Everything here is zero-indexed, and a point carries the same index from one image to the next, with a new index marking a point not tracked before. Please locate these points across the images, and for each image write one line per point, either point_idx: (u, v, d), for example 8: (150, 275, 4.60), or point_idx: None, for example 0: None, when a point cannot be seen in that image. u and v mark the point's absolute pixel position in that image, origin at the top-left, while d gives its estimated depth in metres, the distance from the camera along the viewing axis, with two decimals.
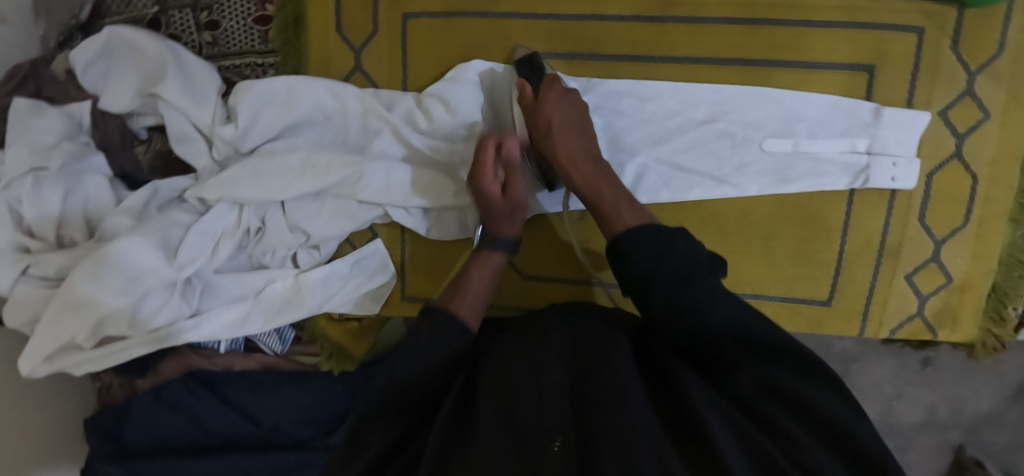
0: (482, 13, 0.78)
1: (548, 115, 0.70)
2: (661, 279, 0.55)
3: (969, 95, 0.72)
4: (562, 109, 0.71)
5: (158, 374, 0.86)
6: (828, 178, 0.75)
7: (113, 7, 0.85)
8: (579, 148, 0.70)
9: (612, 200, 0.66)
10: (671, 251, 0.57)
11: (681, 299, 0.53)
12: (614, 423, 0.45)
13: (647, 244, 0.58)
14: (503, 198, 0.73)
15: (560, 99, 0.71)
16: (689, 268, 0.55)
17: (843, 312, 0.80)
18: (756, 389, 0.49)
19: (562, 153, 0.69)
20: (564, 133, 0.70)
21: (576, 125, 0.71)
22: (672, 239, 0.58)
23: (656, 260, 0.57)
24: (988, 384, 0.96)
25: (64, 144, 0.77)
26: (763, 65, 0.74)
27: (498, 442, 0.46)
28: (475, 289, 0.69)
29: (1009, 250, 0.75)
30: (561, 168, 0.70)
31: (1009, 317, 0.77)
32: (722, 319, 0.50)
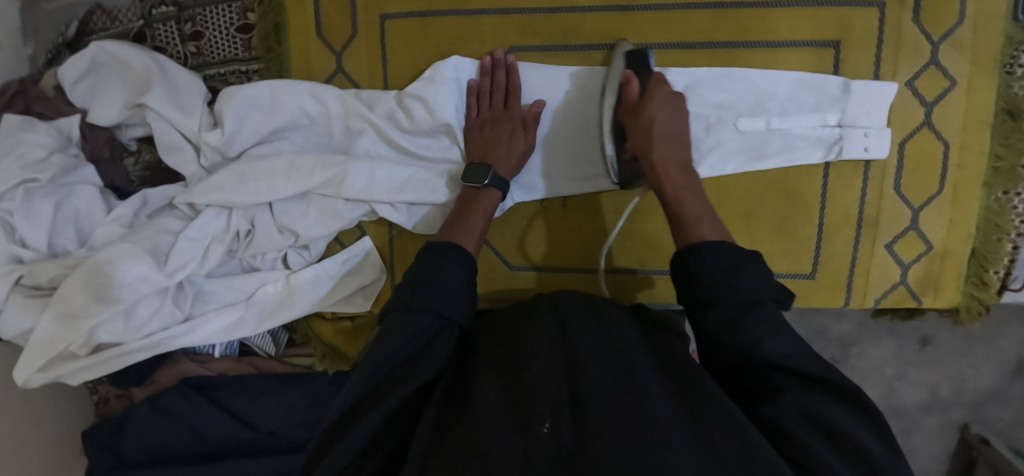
0: (456, 11, 0.80)
1: (652, 114, 0.68)
2: (723, 300, 0.55)
3: (934, 65, 0.74)
4: (665, 110, 0.68)
5: (154, 383, 0.88)
6: (803, 152, 0.77)
7: (99, 24, 0.87)
8: (674, 154, 0.68)
9: (693, 211, 0.64)
10: (727, 269, 0.57)
11: (739, 323, 0.54)
12: (616, 417, 0.49)
13: (718, 262, 0.57)
14: (510, 148, 0.77)
15: (665, 101, 0.69)
16: (754, 295, 0.55)
17: (827, 285, 0.81)
18: (789, 409, 0.51)
19: (656, 157, 0.67)
20: (664, 137, 0.67)
21: (676, 133, 0.69)
22: (744, 263, 0.57)
23: (721, 281, 0.56)
24: (988, 360, 0.96)
25: (54, 156, 0.79)
26: (730, 46, 0.76)
27: (504, 422, 0.51)
28: (481, 213, 0.74)
29: (985, 214, 0.77)
30: (655, 173, 0.67)
31: (990, 281, 0.79)
32: (769, 352, 0.52)
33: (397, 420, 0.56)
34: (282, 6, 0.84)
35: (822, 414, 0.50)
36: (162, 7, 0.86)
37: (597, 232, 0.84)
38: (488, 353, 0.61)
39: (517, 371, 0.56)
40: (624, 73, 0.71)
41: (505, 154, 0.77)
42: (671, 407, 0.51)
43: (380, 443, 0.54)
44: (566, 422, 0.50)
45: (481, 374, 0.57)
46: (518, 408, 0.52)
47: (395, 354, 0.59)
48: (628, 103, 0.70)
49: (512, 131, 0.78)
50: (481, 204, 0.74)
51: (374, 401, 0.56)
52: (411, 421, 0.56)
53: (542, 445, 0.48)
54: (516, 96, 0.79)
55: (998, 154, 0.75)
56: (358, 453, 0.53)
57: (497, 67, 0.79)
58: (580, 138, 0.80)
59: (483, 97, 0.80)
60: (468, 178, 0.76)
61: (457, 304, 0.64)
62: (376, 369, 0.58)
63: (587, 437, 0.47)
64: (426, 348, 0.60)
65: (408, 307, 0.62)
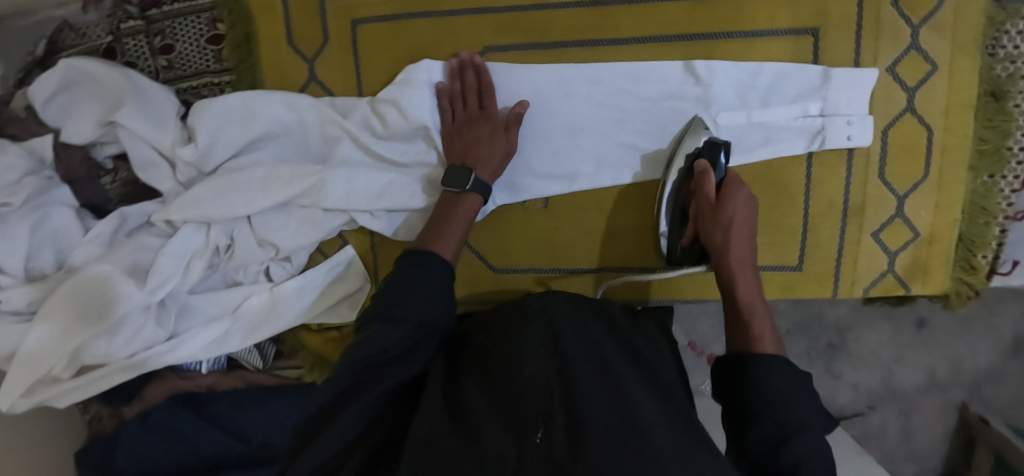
0: (427, 13, 0.79)
1: (733, 215, 0.69)
2: (772, 417, 0.55)
3: (915, 49, 0.73)
4: (744, 211, 0.69)
5: (143, 401, 0.86)
6: (785, 143, 0.76)
7: (68, 41, 0.86)
8: (746, 254, 0.68)
9: (760, 327, 0.63)
10: (779, 387, 0.56)
11: (785, 443, 0.53)
12: (600, 422, 0.48)
13: (779, 383, 0.57)
14: (490, 150, 0.75)
15: (743, 202, 0.70)
16: (805, 418, 0.55)
17: (815, 275, 0.80)
18: None
19: (732, 255, 0.68)
20: (741, 238, 0.68)
21: (750, 233, 0.70)
22: (801, 385, 0.57)
23: (779, 402, 0.55)
24: (985, 340, 0.96)
25: (27, 179, 0.77)
26: (706, 38, 0.75)
27: (496, 431, 0.49)
28: (460, 220, 0.73)
29: (971, 198, 0.76)
30: (727, 271, 0.67)
31: (979, 265, 0.78)
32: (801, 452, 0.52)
33: (376, 423, 0.56)
34: (251, 15, 0.82)
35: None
36: (130, 21, 0.84)
37: (584, 231, 0.83)
38: (478, 364, 0.60)
39: (503, 377, 0.56)
40: (700, 163, 0.71)
41: (487, 154, 0.75)
42: (660, 424, 0.50)
43: (359, 443, 0.55)
44: (559, 431, 0.48)
45: (467, 385, 0.57)
46: (510, 417, 0.51)
47: (378, 354, 0.58)
48: (706, 202, 0.70)
49: (492, 131, 0.76)
50: (462, 209, 0.73)
51: (353, 397, 0.56)
52: (393, 420, 0.57)
53: (534, 456, 0.46)
54: (487, 96, 0.78)
55: (982, 136, 0.74)
56: (337, 452, 0.54)
57: (465, 69, 0.78)
58: (561, 138, 0.79)
59: (457, 100, 0.79)
60: (447, 182, 0.74)
61: (436, 312, 0.63)
62: (354, 368, 0.57)
63: (581, 446, 0.46)
64: (408, 352, 0.60)
65: (389, 319, 0.61)
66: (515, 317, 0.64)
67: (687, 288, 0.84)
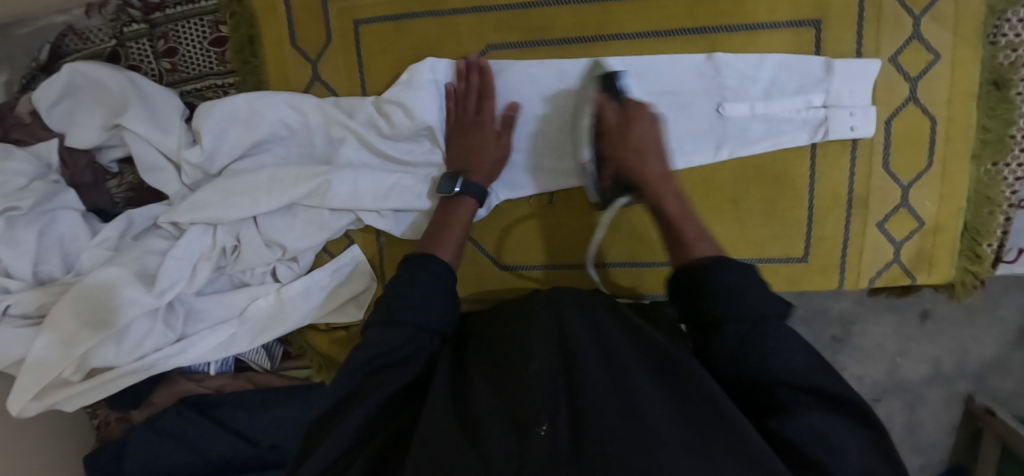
0: (429, 12, 0.79)
1: (642, 134, 0.68)
2: (736, 315, 0.54)
3: (917, 40, 0.73)
4: (651, 129, 0.69)
5: (152, 404, 0.88)
6: (787, 135, 0.76)
7: (72, 46, 0.86)
8: (663, 169, 0.68)
9: (693, 231, 0.64)
10: (744, 286, 0.55)
11: (752, 340, 0.53)
12: (597, 407, 0.49)
13: (735, 277, 0.56)
14: (492, 152, 0.77)
15: (648, 122, 0.69)
16: (763, 310, 0.54)
17: (820, 267, 0.80)
18: (804, 428, 0.49)
19: (653, 174, 0.67)
20: (656, 153, 0.68)
21: (662, 150, 0.69)
22: (755, 280, 0.56)
23: (738, 297, 0.55)
24: (989, 330, 0.96)
25: (35, 184, 0.77)
26: (708, 32, 0.75)
27: (499, 423, 0.50)
28: (460, 224, 0.73)
29: (976, 187, 0.76)
30: (648, 189, 0.67)
31: (984, 254, 0.78)
32: (779, 368, 0.51)
33: (379, 422, 0.55)
34: (255, 18, 0.83)
35: (830, 429, 0.49)
36: (134, 25, 0.85)
37: (591, 227, 0.83)
38: (483, 359, 0.59)
39: (507, 372, 0.55)
40: (597, 100, 0.71)
41: (479, 160, 0.76)
42: (664, 406, 0.50)
43: (363, 444, 0.54)
44: (562, 425, 0.48)
45: (471, 382, 0.56)
46: (511, 408, 0.51)
47: (378, 357, 0.58)
48: (612, 123, 0.69)
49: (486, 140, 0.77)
50: (460, 212, 0.74)
51: (357, 400, 0.56)
52: (399, 417, 0.56)
53: (538, 447, 0.46)
54: (488, 96, 0.78)
55: (984, 126, 0.74)
56: (340, 455, 0.53)
57: (471, 71, 0.78)
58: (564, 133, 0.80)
59: (461, 101, 0.79)
60: (440, 189, 0.76)
61: (434, 313, 0.63)
62: (356, 373, 0.57)
63: (584, 437, 0.46)
64: (410, 355, 0.60)
65: (388, 322, 0.61)
66: (500, 315, 0.66)
67: None
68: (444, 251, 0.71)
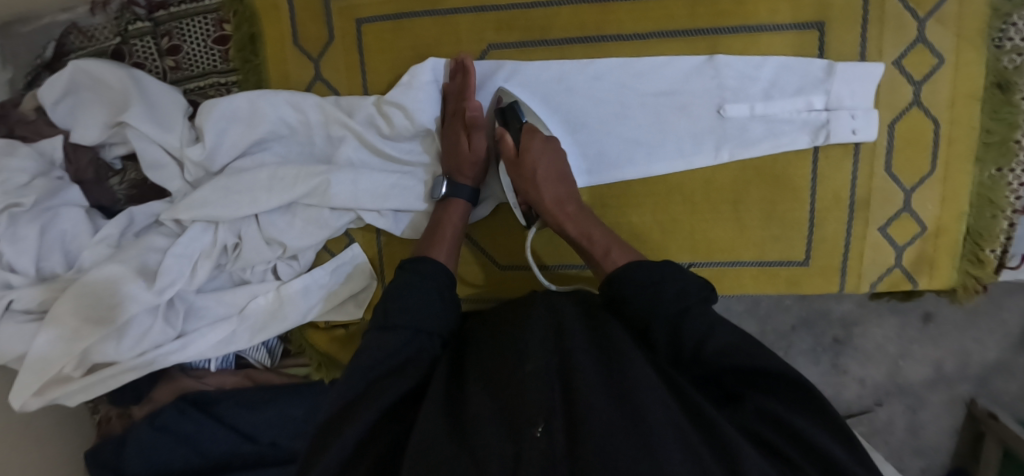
0: (429, 12, 0.79)
1: (533, 164, 0.72)
2: (659, 315, 0.60)
3: (920, 42, 0.73)
4: (546, 156, 0.73)
5: (153, 400, 0.88)
6: (789, 137, 0.76)
7: (76, 44, 0.86)
8: (563, 193, 0.73)
9: (602, 242, 0.71)
10: (681, 294, 0.61)
11: (679, 328, 0.58)
12: (592, 408, 0.48)
13: (643, 278, 0.64)
14: (472, 152, 0.76)
15: (541, 149, 0.73)
16: (681, 304, 0.60)
17: (821, 270, 0.80)
18: (752, 413, 0.54)
19: (549, 201, 0.73)
20: (550, 180, 0.72)
21: (560, 174, 0.74)
22: (663, 277, 0.63)
23: (652, 298, 0.61)
24: (992, 334, 0.95)
25: (37, 181, 0.78)
26: (710, 33, 0.75)
27: (495, 426, 0.49)
28: (452, 226, 0.75)
29: (979, 190, 0.76)
30: (550, 215, 0.73)
31: (986, 259, 0.77)
32: (713, 348, 0.55)
33: (379, 428, 0.54)
34: (256, 16, 0.83)
35: (782, 411, 0.53)
36: (137, 22, 0.85)
37: None
38: (481, 358, 0.59)
39: (503, 373, 0.54)
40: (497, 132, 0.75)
41: (459, 163, 0.77)
42: (660, 404, 0.50)
43: (364, 452, 0.52)
44: (557, 428, 0.47)
45: (469, 386, 0.56)
46: (507, 411, 0.50)
47: (377, 363, 0.59)
48: (507, 157, 0.74)
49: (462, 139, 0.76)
50: (453, 212, 0.76)
51: (357, 408, 0.55)
52: (401, 422, 0.55)
53: (535, 452, 0.45)
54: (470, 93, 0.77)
55: (988, 128, 0.74)
56: (341, 466, 0.51)
57: (457, 71, 0.78)
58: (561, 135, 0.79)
59: (449, 102, 0.79)
60: (431, 193, 0.78)
61: (432, 315, 0.64)
62: (356, 381, 0.57)
63: (579, 438, 0.46)
64: (408, 360, 0.60)
65: (385, 327, 0.62)
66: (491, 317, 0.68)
67: None
68: (440, 254, 0.72)
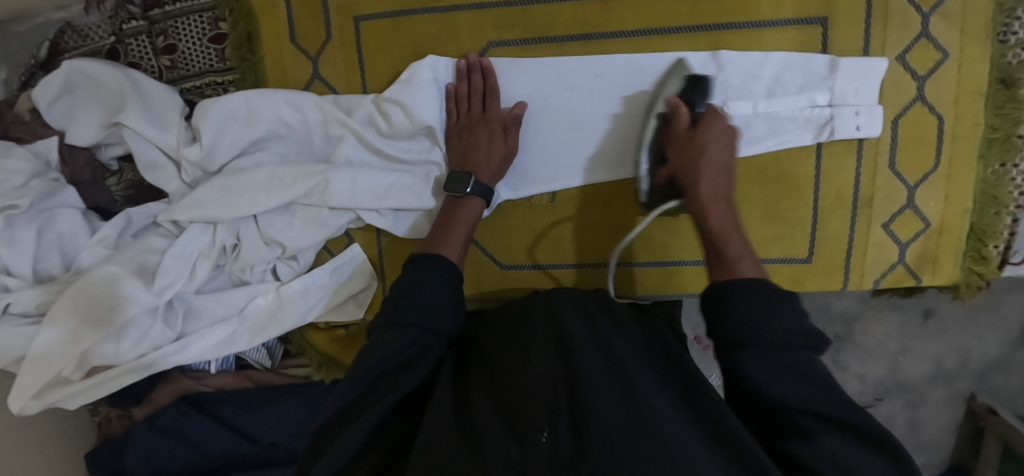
0: (428, 9, 0.79)
1: (705, 145, 0.65)
2: (756, 343, 0.51)
3: (924, 37, 0.72)
4: (719, 143, 0.65)
5: (153, 402, 0.87)
6: (791, 134, 0.75)
7: (71, 43, 0.85)
8: (720, 188, 0.64)
9: (736, 250, 0.60)
10: (799, 322, 0.52)
11: (772, 368, 0.50)
12: (601, 419, 0.47)
13: (755, 303, 0.53)
14: (492, 153, 0.76)
15: (720, 133, 0.65)
16: (786, 340, 0.51)
17: (823, 267, 0.79)
18: (823, 454, 0.47)
19: (705, 188, 0.63)
20: (714, 169, 0.64)
21: (724, 167, 0.65)
22: (781, 301, 0.53)
23: (758, 320, 0.52)
24: (992, 331, 0.95)
25: (33, 182, 0.77)
26: (712, 29, 0.74)
27: (501, 431, 0.49)
28: (463, 223, 0.73)
29: (982, 187, 0.75)
30: (698, 202, 0.64)
31: (990, 255, 0.77)
32: (776, 389, 0.49)
33: (385, 428, 0.54)
34: (253, 14, 0.82)
35: (852, 459, 0.46)
36: (133, 21, 0.84)
37: (592, 226, 0.83)
38: (495, 363, 0.58)
39: (514, 379, 0.53)
40: (670, 102, 0.69)
41: (485, 160, 0.76)
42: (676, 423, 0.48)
43: (367, 452, 0.52)
44: (563, 431, 0.47)
45: (475, 392, 0.55)
46: (514, 415, 0.50)
47: (384, 362, 0.57)
48: (682, 127, 0.67)
49: (491, 137, 0.77)
50: (468, 209, 0.74)
51: (363, 406, 0.55)
52: (404, 425, 0.55)
53: (537, 455, 0.45)
54: (491, 96, 0.78)
55: (993, 125, 0.73)
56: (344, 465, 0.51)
57: (472, 70, 0.78)
58: (562, 132, 0.79)
59: (462, 102, 0.79)
60: (450, 186, 0.75)
61: (444, 316, 0.62)
62: (361, 380, 0.56)
63: (586, 446, 0.46)
64: (413, 358, 0.58)
65: (393, 324, 0.61)
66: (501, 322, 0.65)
67: (694, 282, 0.83)
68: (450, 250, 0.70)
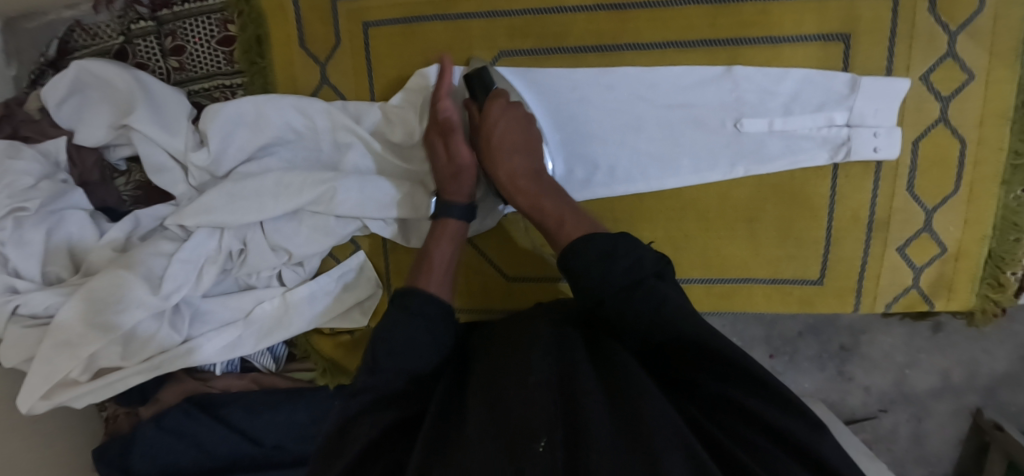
0: (440, 16, 0.77)
1: (489, 130, 0.72)
2: (611, 291, 0.57)
3: (951, 58, 0.70)
4: (504, 123, 0.72)
5: (158, 402, 0.87)
6: (806, 154, 0.73)
7: (80, 42, 0.85)
8: (517, 166, 0.71)
9: (553, 210, 0.67)
10: (640, 262, 0.58)
11: (637, 304, 0.56)
12: (587, 419, 0.47)
13: (597, 249, 0.60)
14: (450, 163, 0.73)
15: (497, 117, 0.72)
16: (634, 276, 0.57)
17: (835, 289, 0.78)
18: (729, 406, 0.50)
19: (504, 172, 0.71)
20: (503, 147, 0.71)
21: (520, 143, 0.72)
22: (618, 247, 0.60)
23: (606, 263, 0.59)
24: (1003, 345, 0.94)
25: (43, 183, 0.77)
26: (731, 44, 0.73)
27: (493, 441, 0.47)
28: (442, 248, 0.69)
29: (1003, 213, 0.73)
30: (507, 186, 0.71)
31: (1007, 282, 0.75)
32: (674, 327, 0.53)
33: (378, 450, 0.51)
34: (263, 17, 0.81)
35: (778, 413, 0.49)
36: (141, 22, 0.83)
37: None
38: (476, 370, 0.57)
39: (495, 386, 0.52)
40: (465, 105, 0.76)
41: (441, 172, 0.74)
42: (640, 406, 0.48)
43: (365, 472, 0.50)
44: (559, 441, 0.45)
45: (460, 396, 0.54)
46: (503, 422, 0.48)
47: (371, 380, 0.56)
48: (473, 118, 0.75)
49: (445, 145, 0.74)
50: (446, 233, 0.71)
51: (347, 437, 0.52)
52: (394, 449, 0.51)
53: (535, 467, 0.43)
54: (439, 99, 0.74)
55: (1017, 150, 0.71)
56: None
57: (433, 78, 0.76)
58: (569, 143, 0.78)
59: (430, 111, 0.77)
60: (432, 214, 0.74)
61: (437, 325, 0.60)
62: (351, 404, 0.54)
63: (582, 452, 0.44)
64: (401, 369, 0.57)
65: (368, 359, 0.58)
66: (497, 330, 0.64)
67: (705, 299, 0.81)
68: (432, 282, 0.66)
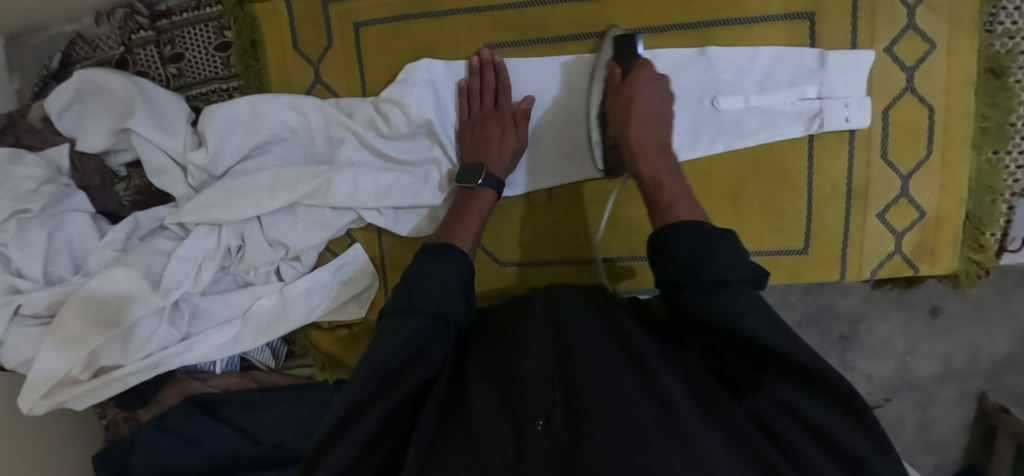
0: (428, 13, 0.81)
1: (631, 93, 0.69)
2: (699, 280, 0.55)
3: (912, 29, 0.73)
4: (648, 90, 0.69)
5: (158, 403, 0.89)
6: (782, 128, 0.76)
7: (81, 54, 0.88)
8: (649, 134, 0.68)
9: (670, 190, 0.64)
10: (728, 259, 0.55)
11: (718, 297, 0.53)
12: (603, 403, 0.48)
13: (695, 237, 0.57)
14: (512, 148, 0.78)
15: (644, 84, 0.69)
16: (726, 276, 0.54)
17: (821, 259, 0.80)
18: (768, 403, 0.52)
19: (633, 136, 0.67)
20: (641, 115, 0.68)
21: (654, 114, 0.69)
22: (716, 241, 0.56)
23: (697, 257, 0.56)
24: (1001, 327, 0.94)
25: (44, 187, 0.80)
26: (703, 27, 0.76)
27: (495, 421, 0.48)
28: (475, 214, 0.74)
29: (977, 177, 0.76)
30: (632, 152, 0.68)
31: (987, 243, 0.77)
32: (749, 326, 0.51)
33: (395, 420, 0.54)
34: (257, 21, 0.84)
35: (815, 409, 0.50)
36: (141, 32, 0.86)
37: (582, 221, 0.84)
38: (498, 351, 0.58)
39: (507, 369, 0.54)
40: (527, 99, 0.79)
41: (497, 153, 0.77)
42: (664, 390, 0.49)
43: (377, 443, 0.53)
44: (558, 422, 0.47)
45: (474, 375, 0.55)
46: (513, 403, 0.50)
47: (392, 357, 0.57)
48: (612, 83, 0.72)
49: (503, 129, 0.78)
50: (480, 202, 0.75)
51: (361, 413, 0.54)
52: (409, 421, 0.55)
53: (535, 447, 0.45)
54: (500, 90, 0.80)
55: (984, 114, 0.74)
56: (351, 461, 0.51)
57: (485, 67, 0.80)
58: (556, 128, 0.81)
59: (473, 96, 0.81)
60: (462, 178, 0.76)
61: (456, 303, 0.62)
62: (374, 374, 0.56)
63: (585, 433, 0.46)
64: (427, 344, 0.59)
65: (404, 311, 0.60)
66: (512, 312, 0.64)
67: None
68: (462, 238, 0.71)
